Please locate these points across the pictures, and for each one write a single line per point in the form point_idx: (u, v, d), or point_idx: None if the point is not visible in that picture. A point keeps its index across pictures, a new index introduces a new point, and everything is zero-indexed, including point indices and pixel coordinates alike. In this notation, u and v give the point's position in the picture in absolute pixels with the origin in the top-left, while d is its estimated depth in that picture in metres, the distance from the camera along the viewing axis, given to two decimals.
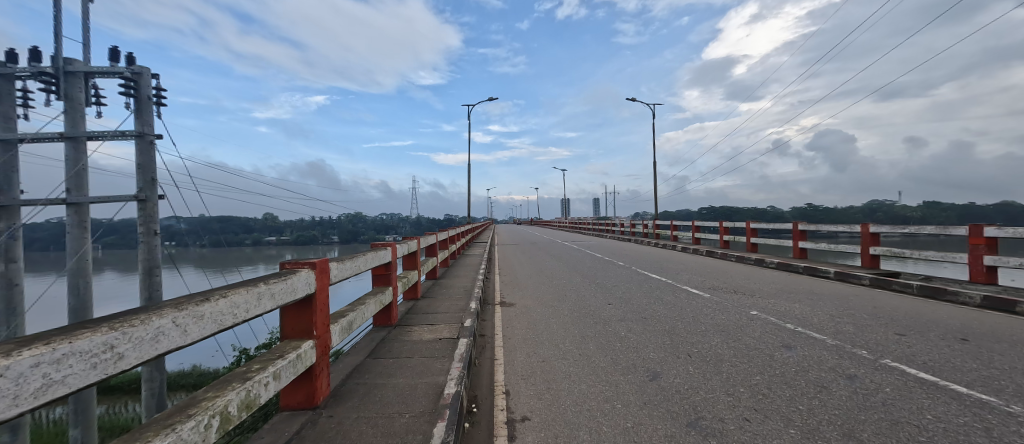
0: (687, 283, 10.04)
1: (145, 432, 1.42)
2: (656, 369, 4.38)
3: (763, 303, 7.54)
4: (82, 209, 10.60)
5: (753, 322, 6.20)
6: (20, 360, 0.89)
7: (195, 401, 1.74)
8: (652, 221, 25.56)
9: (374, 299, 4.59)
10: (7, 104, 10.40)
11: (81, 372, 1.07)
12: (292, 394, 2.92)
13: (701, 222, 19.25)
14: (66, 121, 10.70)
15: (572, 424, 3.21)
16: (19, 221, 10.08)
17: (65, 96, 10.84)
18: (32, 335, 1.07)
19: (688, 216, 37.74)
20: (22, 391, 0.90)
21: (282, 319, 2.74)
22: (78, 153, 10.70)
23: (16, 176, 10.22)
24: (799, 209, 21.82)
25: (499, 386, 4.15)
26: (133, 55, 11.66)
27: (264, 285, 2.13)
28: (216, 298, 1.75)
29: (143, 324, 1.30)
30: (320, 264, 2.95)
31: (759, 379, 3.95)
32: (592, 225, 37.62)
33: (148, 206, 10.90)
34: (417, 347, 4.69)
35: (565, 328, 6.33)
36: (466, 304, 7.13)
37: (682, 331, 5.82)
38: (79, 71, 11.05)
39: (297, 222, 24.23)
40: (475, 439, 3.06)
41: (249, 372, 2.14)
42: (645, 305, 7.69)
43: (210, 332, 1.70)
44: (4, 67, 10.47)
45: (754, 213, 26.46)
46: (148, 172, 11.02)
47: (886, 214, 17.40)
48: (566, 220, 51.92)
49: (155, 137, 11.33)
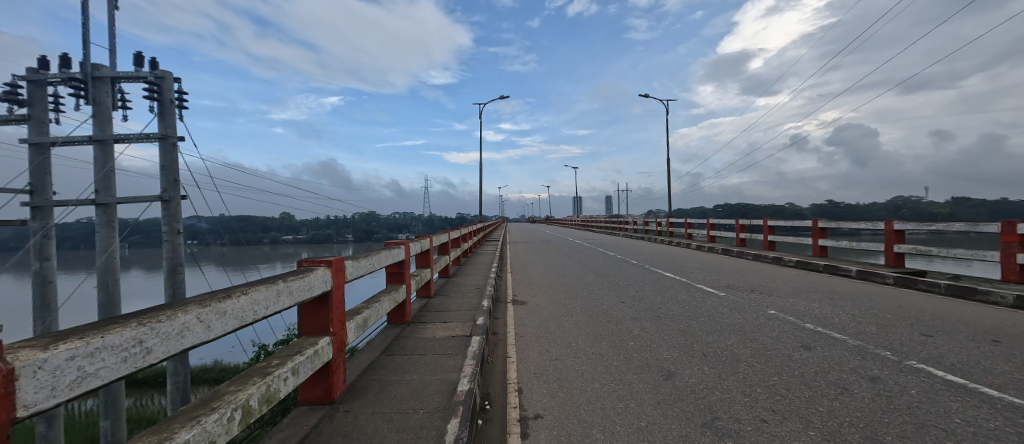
0: (702, 281, 9.84)
1: (171, 425, 1.47)
2: (670, 368, 4.34)
3: (782, 302, 7.39)
4: (110, 209, 11.02)
5: (771, 322, 6.07)
6: (57, 353, 0.95)
7: (219, 395, 1.81)
8: (666, 219, 25.16)
9: (388, 296, 4.66)
10: (39, 109, 10.85)
11: (113, 365, 1.11)
12: (309, 389, 2.99)
13: (717, 220, 18.88)
14: (94, 124, 11.12)
15: (585, 423, 3.21)
16: (53, 221, 10.53)
17: (94, 101, 11.26)
18: (69, 330, 1.12)
19: (702, 213, 37.03)
20: (60, 382, 0.96)
21: (300, 316, 2.80)
22: (106, 156, 11.12)
23: (49, 178, 10.70)
24: (819, 206, 21.22)
25: (512, 384, 4.18)
26: (156, 60, 12.01)
27: (283, 282, 2.19)
28: (237, 295, 1.80)
29: (170, 320, 1.35)
30: (336, 262, 3.01)
31: (777, 379, 3.88)
32: (603, 223, 37.33)
33: (171, 207, 11.25)
34: (430, 344, 4.75)
35: (577, 326, 6.34)
36: (479, 302, 7.14)
37: (697, 331, 5.73)
38: (106, 76, 11.46)
39: (312, 221, 24.67)
40: (489, 437, 3.09)
41: (269, 366, 2.21)
42: (659, 304, 7.57)
43: (233, 328, 1.76)
44: (38, 73, 10.92)
45: (770, 211, 25.86)
46: (171, 172, 11.37)
47: (912, 211, 16.80)
48: (578, 217, 51.57)
49: (178, 139, 11.70)
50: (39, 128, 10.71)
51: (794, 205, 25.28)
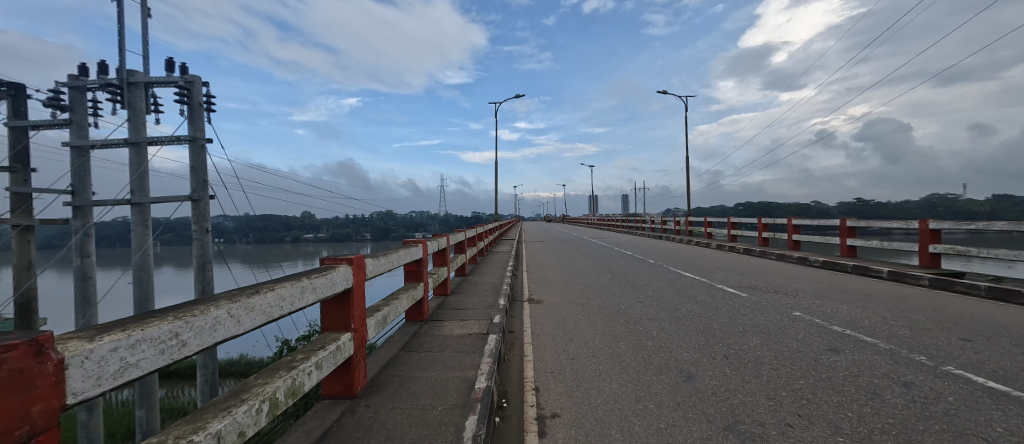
0: (723, 282, 9.62)
1: (203, 415, 1.53)
2: (690, 370, 4.26)
3: (807, 304, 7.14)
4: (144, 208, 11.53)
5: (796, 324, 5.88)
6: (102, 344, 1.01)
7: (247, 387, 1.87)
8: (685, 218, 24.65)
9: (406, 294, 4.74)
10: (80, 113, 11.44)
11: (152, 356, 1.17)
12: (331, 384, 3.07)
13: (738, 219, 18.40)
14: (130, 128, 11.66)
15: (603, 423, 3.20)
16: (92, 221, 11.10)
17: (129, 105, 11.80)
18: (111, 323, 1.18)
19: (723, 212, 36.15)
20: (105, 372, 1.01)
21: (322, 313, 2.87)
22: (140, 158, 11.66)
23: (89, 179, 11.28)
24: (848, 204, 20.41)
25: (529, 382, 4.18)
26: (186, 65, 12.50)
27: (307, 279, 2.26)
28: (264, 291, 1.87)
29: (203, 314, 1.41)
30: (357, 260, 3.07)
31: (803, 383, 3.76)
32: (620, 222, 36.89)
33: (200, 206, 11.70)
34: (448, 342, 4.80)
35: (594, 326, 6.28)
36: (495, 301, 7.17)
37: (718, 332, 5.60)
38: (140, 82, 12.00)
39: (332, 220, 25.24)
40: (506, 435, 3.10)
41: (294, 361, 2.27)
42: (678, 304, 7.46)
43: (261, 323, 1.82)
44: (78, 79, 11.52)
45: (794, 210, 25.04)
46: (200, 173, 11.82)
47: (949, 209, 15.98)
48: (594, 216, 51.09)
49: (206, 141, 12.15)
50: (79, 132, 11.29)
51: (820, 203, 24.39)
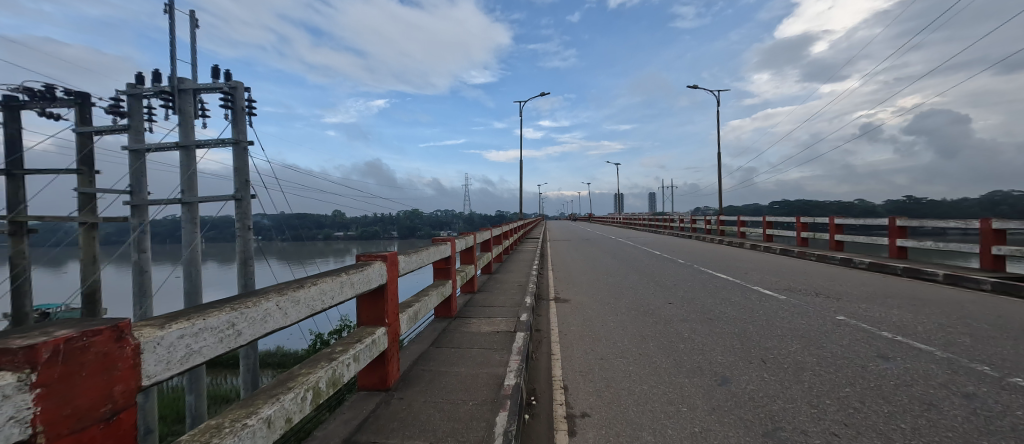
0: (758, 283, 9.21)
1: (254, 401, 1.63)
2: (726, 374, 4.12)
3: (851, 308, 6.73)
4: (193, 207, 12.31)
5: (840, 329, 5.56)
6: (171, 332, 1.09)
7: (292, 376, 1.97)
8: (716, 217, 23.77)
9: (436, 291, 4.83)
10: (137, 119, 12.34)
11: (213, 344, 1.25)
12: (367, 376, 3.18)
13: (774, 218, 17.56)
14: (180, 132, 12.47)
15: (634, 424, 3.15)
16: (148, 218, 11.97)
17: (179, 110, 12.61)
18: (177, 312, 1.28)
19: (757, 210, 34.66)
20: (173, 357, 1.10)
21: (358, 307, 2.98)
22: (190, 161, 12.44)
23: (145, 180, 12.15)
24: (897, 202, 19.07)
25: (558, 381, 4.17)
26: (230, 72, 13.24)
27: (346, 275, 2.35)
28: (308, 285, 1.97)
29: (255, 306, 1.50)
30: (391, 257, 3.16)
31: (849, 391, 3.56)
32: (647, 221, 36.06)
33: (243, 205, 12.37)
34: (477, 339, 4.86)
35: (623, 326, 6.18)
36: (522, 299, 7.19)
37: (754, 335, 5.39)
38: (189, 89, 12.81)
39: (361, 218, 26.04)
40: (536, 432, 3.12)
41: (333, 352, 2.37)
42: (711, 305, 7.22)
43: (305, 316, 1.92)
44: (135, 87, 12.43)
45: (837, 208, 23.65)
46: (243, 174, 12.51)
47: (1015, 207, 14.65)
48: (619, 215, 50.17)
49: (248, 143, 12.82)
50: (137, 136, 12.20)
51: (866, 201, 22.92)
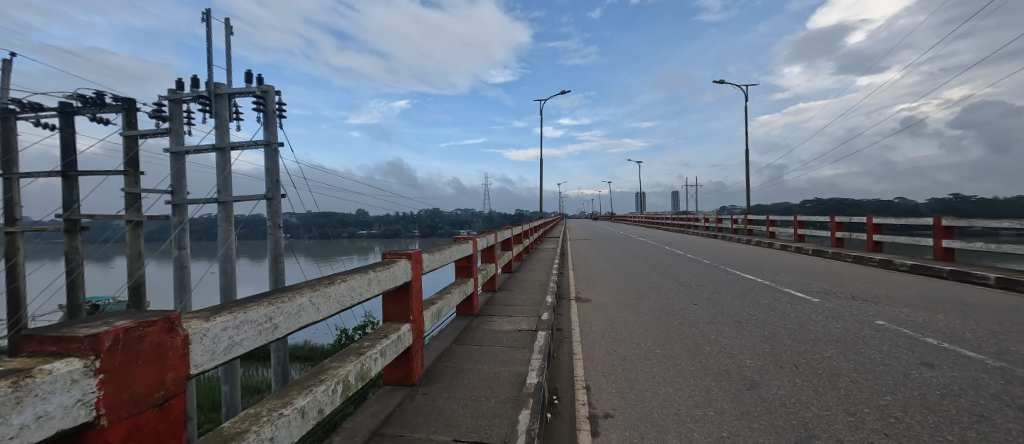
0: (790, 285, 8.85)
1: (289, 392, 1.70)
2: (755, 378, 3.98)
3: (891, 312, 6.38)
4: (228, 206, 12.89)
5: (878, 334, 5.28)
6: (216, 324, 1.15)
7: (324, 369, 2.04)
8: (744, 216, 22.98)
9: (458, 288, 4.89)
10: (177, 123, 13.02)
11: (252, 336, 1.31)
12: (392, 371, 3.26)
13: (806, 217, 16.83)
14: (217, 134, 13.08)
15: (659, 427, 3.09)
16: (187, 217, 12.63)
17: (215, 114, 13.23)
18: (220, 306, 1.35)
19: (788, 209, 33.31)
20: (218, 348, 1.16)
21: (384, 304, 3.05)
22: (225, 162, 13.03)
23: (185, 180, 12.80)
24: (944, 201, 17.92)
25: (580, 381, 4.15)
26: (261, 76, 13.76)
27: (373, 272, 2.41)
28: (339, 281, 2.03)
29: (290, 301, 1.56)
30: (415, 255, 3.22)
31: (890, 400, 3.37)
32: (670, 220, 35.24)
33: (274, 204, 12.86)
34: (498, 337, 4.89)
35: (646, 327, 6.07)
36: (543, 298, 7.18)
37: (785, 339, 5.18)
38: (224, 93, 13.40)
39: (384, 217, 26.57)
40: (558, 431, 3.12)
41: (361, 347, 2.44)
42: (738, 307, 7.00)
43: (335, 311, 1.98)
44: (176, 93, 13.10)
45: (875, 207, 22.45)
46: (274, 174, 13.00)
47: None
48: (641, 215, 49.27)
49: (279, 145, 13.31)
50: (177, 139, 12.87)
51: (907, 199, 21.66)
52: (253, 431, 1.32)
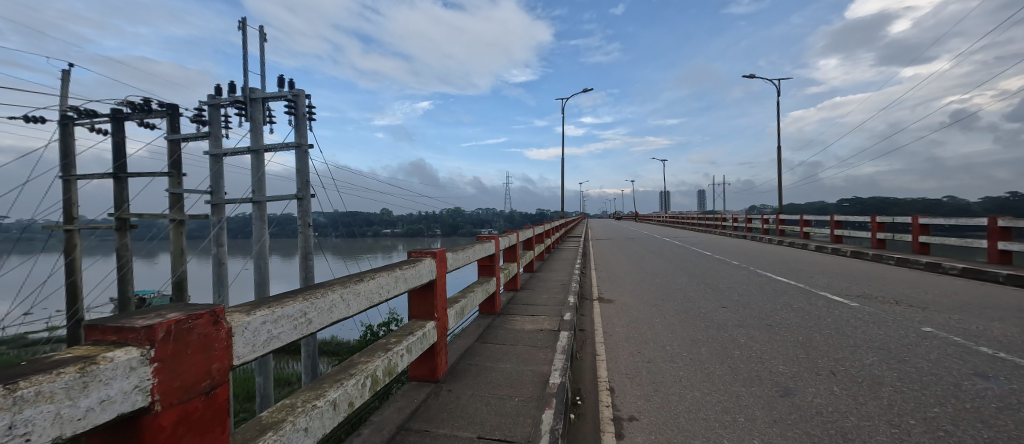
0: (826, 289, 8.44)
1: (322, 385, 1.77)
2: (789, 385, 3.83)
3: (940, 319, 5.98)
4: (262, 206, 13.46)
5: (925, 342, 4.96)
6: (256, 318, 1.21)
7: (353, 364, 2.11)
8: (776, 216, 22.05)
9: (481, 287, 4.93)
10: (215, 127, 13.69)
11: (288, 330, 1.38)
12: (418, 367, 3.32)
13: (844, 217, 15.98)
14: (252, 137, 13.67)
15: (686, 432, 3.03)
16: (225, 216, 13.27)
17: (251, 117, 13.84)
18: (259, 302, 1.42)
19: (823, 208, 31.78)
20: (258, 340, 1.22)
21: (409, 302, 3.11)
22: (260, 164, 13.61)
23: (222, 181, 13.46)
24: (1000, 200, 16.63)
25: (603, 382, 4.10)
26: (293, 81, 14.29)
27: (400, 270, 2.46)
28: (367, 278, 2.09)
29: (323, 297, 1.62)
30: (440, 254, 3.27)
31: (939, 412, 3.17)
32: (696, 219, 34.26)
33: (304, 203, 13.34)
34: (520, 336, 4.90)
35: (671, 329, 5.93)
36: (565, 298, 7.13)
37: (821, 345, 4.95)
38: (259, 98, 14.00)
39: (408, 216, 27.05)
40: (582, 432, 3.10)
41: (388, 343, 2.50)
42: (770, 311, 6.73)
43: (365, 307, 2.04)
44: (214, 98, 13.79)
45: (921, 206, 21.09)
46: (304, 175, 13.48)
47: None
48: (665, 214, 48.18)
49: (309, 147, 13.78)
50: (216, 142, 13.54)
51: (958, 198, 20.23)
52: (289, 422, 1.37)
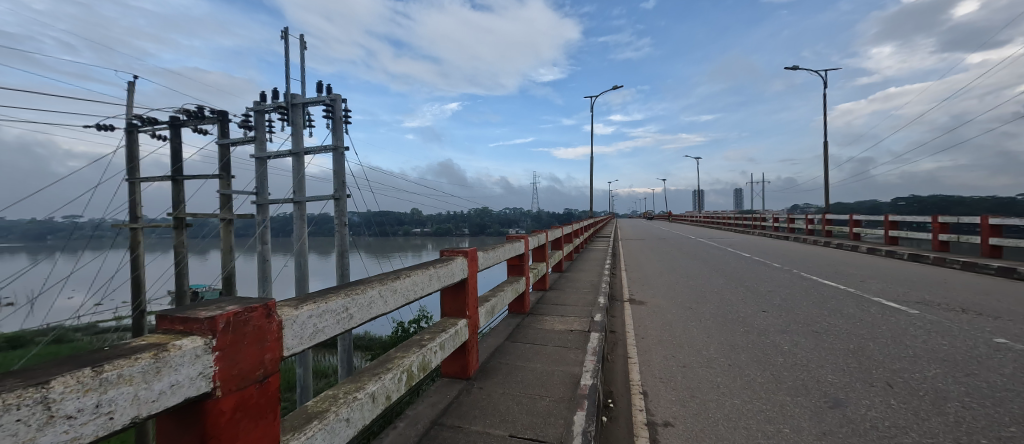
0: (879, 294, 7.86)
1: (361, 377, 1.83)
2: (839, 396, 3.59)
3: (1015, 329, 5.42)
4: (302, 206, 14.12)
5: (997, 354, 4.51)
6: (304, 312, 1.28)
7: (389, 358, 2.18)
8: (821, 216, 20.74)
9: (510, 286, 4.95)
10: (260, 131, 14.50)
11: (331, 324, 1.44)
12: (450, 364, 3.37)
13: (900, 218, 14.80)
14: (293, 141, 14.38)
15: (725, 440, 2.91)
16: (268, 215, 13.99)
17: (292, 122, 14.55)
18: (305, 296, 1.49)
19: (875, 208, 29.55)
20: (304, 333, 1.28)
21: (442, 300, 3.17)
22: (300, 165, 14.29)
23: (267, 183, 14.22)
24: None
25: (636, 386, 4.01)
26: (330, 86, 14.89)
27: (433, 268, 2.51)
28: (403, 276, 2.15)
29: (362, 293, 1.68)
30: (471, 253, 3.32)
31: (1015, 431, 2.88)
32: (733, 220, 32.82)
33: (341, 203, 13.87)
34: (550, 336, 4.88)
35: (707, 334, 5.71)
36: (595, 299, 7.03)
37: (875, 355, 4.61)
38: (299, 103, 14.69)
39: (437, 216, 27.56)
40: (615, 435, 3.05)
41: (422, 340, 2.55)
42: (816, 316, 6.35)
43: (401, 303, 2.10)
44: (259, 104, 14.61)
45: (991, 206, 19.20)
46: (341, 176, 14.01)
47: None
48: (699, 214, 46.43)
49: (345, 149, 14.30)
50: (260, 146, 14.32)
51: None
52: (332, 411, 1.44)
